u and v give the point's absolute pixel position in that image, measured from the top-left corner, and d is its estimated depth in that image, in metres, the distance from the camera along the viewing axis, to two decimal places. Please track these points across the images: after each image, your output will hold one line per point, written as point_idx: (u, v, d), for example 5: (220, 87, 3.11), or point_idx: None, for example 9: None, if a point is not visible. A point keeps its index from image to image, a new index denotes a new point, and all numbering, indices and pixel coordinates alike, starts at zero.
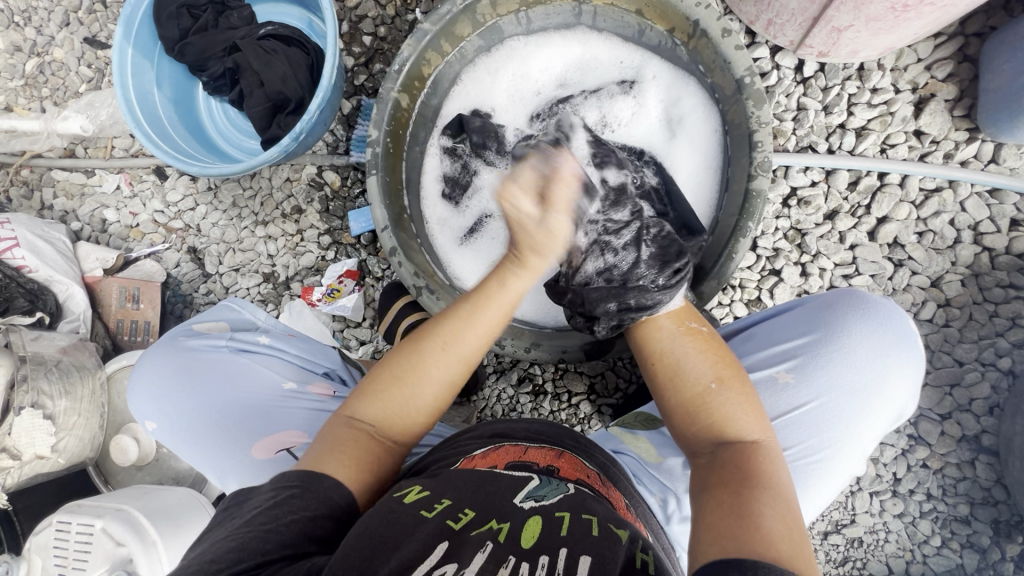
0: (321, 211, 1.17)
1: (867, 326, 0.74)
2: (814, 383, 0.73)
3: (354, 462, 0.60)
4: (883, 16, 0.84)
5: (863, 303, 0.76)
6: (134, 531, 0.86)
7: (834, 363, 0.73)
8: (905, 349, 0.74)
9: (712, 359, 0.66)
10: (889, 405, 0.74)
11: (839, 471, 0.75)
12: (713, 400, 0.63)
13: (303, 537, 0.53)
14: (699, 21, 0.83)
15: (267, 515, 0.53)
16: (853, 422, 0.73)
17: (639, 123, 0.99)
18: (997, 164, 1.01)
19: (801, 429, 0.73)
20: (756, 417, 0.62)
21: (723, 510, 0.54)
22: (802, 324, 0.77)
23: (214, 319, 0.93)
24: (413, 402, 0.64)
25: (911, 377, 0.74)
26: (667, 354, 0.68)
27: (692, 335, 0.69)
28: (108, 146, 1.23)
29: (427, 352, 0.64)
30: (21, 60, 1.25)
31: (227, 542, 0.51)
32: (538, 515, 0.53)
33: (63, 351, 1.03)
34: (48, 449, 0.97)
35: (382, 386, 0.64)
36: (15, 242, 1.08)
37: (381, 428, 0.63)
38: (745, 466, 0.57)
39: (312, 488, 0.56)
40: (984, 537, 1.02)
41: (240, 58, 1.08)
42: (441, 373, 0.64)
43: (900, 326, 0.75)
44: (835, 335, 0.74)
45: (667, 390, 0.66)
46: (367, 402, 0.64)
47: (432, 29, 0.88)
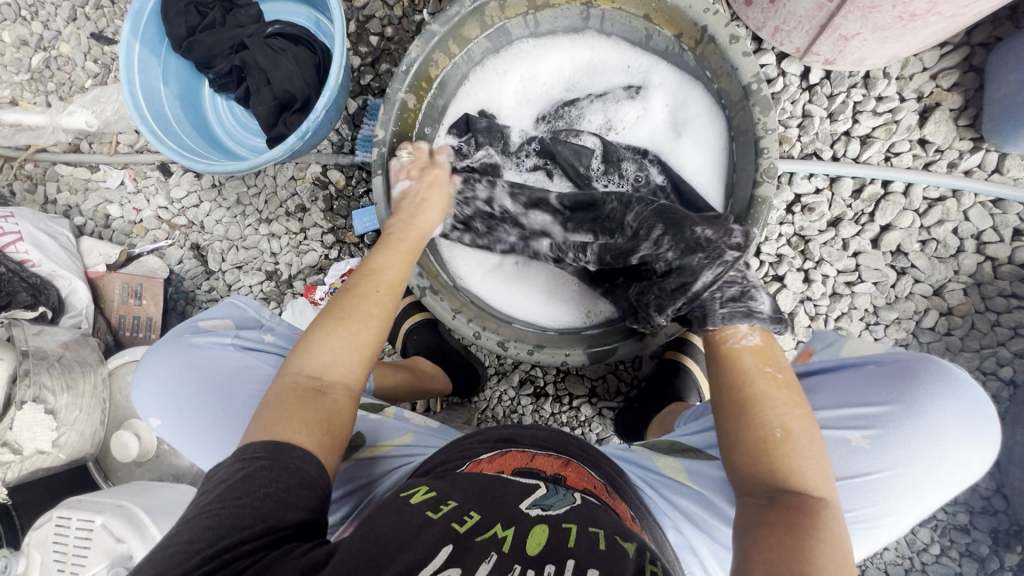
0: (325, 210, 1.17)
1: (955, 403, 0.70)
2: (891, 455, 0.70)
3: (306, 417, 0.59)
4: (891, 25, 0.84)
5: (951, 374, 0.72)
6: (134, 527, 0.86)
7: (916, 437, 0.70)
8: (988, 429, 0.71)
9: (795, 409, 0.64)
10: (954, 484, 0.71)
11: (888, 535, 0.73)
12: (780, 446, 0.62)
13: (278, 514, 0.52)
14: (708, 27, 0.83)
15: (238, 490, 0.53)
16: (920, 493, 0.70)
17: (643, 125, 0.99)
18: (1001, 174, 1.01)
19: (865, 496, 0.70)
20: (824, 475, 0.61)
21: (776, 555, 0.53)
22: (885, 388, 0.73)
23: (219, 316, 0.93)
24: (352, 348, 0.65)
25: (986, 456, 0.71)
26: (754, 393, 0.66)
27: (781, 380, 0.67)
28: (113, 141, 1.23)
29: (354, 293, 0.69)
30: (27, 54, 1.25)
31: (204, 519, 0.51)
32: (544, 524, 0.54)
33: (65, 345, 1.02)
34: (49, 444, 0.96)
35: (318, 335, 0.65)
36: (19, 236, 1.08)
37: (328, 376, 0.63)
38: (809, 514, 0.57)
39: (280, 459, 0.55)
40: (983, 546, 1.02)
41: (247, 56, 1.08)
42: (371, 304, 0.68)
43: (985, 407, 0.71)
44: (921, 405, 0.70)
45: (741, 427, 0.65)
46: (304, 354, 0.64)
47: (440, 30, 0.88)
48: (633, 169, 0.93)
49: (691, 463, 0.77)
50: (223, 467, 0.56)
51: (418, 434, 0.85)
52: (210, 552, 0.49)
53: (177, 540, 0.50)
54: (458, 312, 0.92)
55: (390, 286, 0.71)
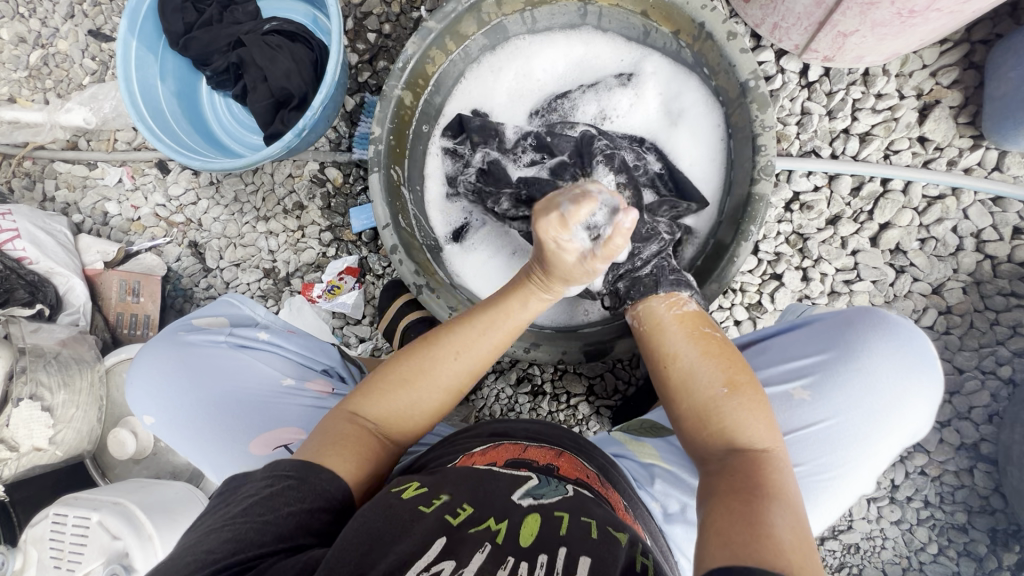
0: (322, 207, 1.17)
1: (889, 345, 0.73)
2: (832, 402, 0.72)
3: (359, 454, 0.61)
4: (889, 22, 0.83)
5: (885, 321, 0.74)
6: (131, 524, 0.86)
7: (853, 382, 0.72)
8: (924, 371, 0.73)
9: (722, 365, 0.65)
10: (901, 428, 0.73)
11: (848, 490, 0.74)
12: (722, 407, 0.62)
13: (299, 531, 0.52)
14: (705, 23, 0.83)
15: (263, 506, 0.53)
16: (865, 438, 0.72)
17: (637, 113, 0.98)
18: (1001, 172, 1.01)
19: (814, 446, 0.72)
20: (767, 425, 0.61)
21: (731, 516, 0.52)
22: (821, 340, 0.76)
23: (213, 314, 0.93)
24: (421, 408, 0.66)
25: (927, 399, 0.73)
26: (679, 359, 0.67)
27: (703, 339, 0.69)
28: (111, 138, 1.23)
29: (441, 354, 0.66)
30: (25, 51, 1.25)
31: (223, 533, 0.51)
32: (536, 513, 0.54)
33: (62, 343, 1.02)
34: (46, 441, 0.97)
35: (389, 386, 0.66)
36: (16, 234, 1.08)
37: (390, 431, 0.65)
38: (754, 472, 0.56)
39: (308, 481, 0.56)
40: (981, 545, 1.02)
41: (244, 54, 1.08)
42: (449, 371, 0.66)
43: (920, 348, 0.74)
44: (856, 353, 0.73)
45: (678, 397, 0.65)
46: (379, 401, 0.65)
47: (437, 27, 0.88)
48: (631, 157, 0.93)
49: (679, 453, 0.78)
50: (250, 478, 0.56)
51: None
52: (229, 566, 0.49)
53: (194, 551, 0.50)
54: (454, 308, 0.92)
55: (478, 362, 0.68)
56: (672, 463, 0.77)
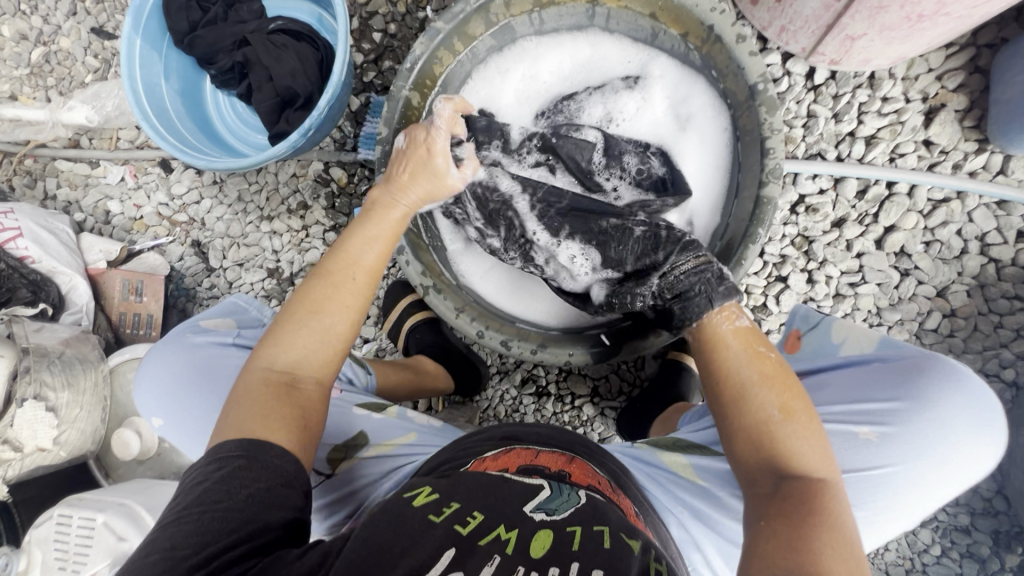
0: (327, 207, 1.16)
1: (961, 398, 0.71)
2: (902, 449, 0.70)
3: (274, 410, 0.60)
4: (898, 25, 0.83)
5: (957, 372, 0.73)
6: (136, 525, 0.86)
7: (923, 429, 0.70)
8: (993, 429, 0.72)
9: (779, 387, 0.64)
10: (960, 479, 0.72)
11: (892, 528, 0.72)
12: (777, 431, 0.61)
13: (263, 512, 0.53)
14: (714, 26, 0.83)
15: (222, 493, 0.53)
16: (925, 485, 0.70)
17: (642, 117, 0.98)
18: (1006, 176, 1.01)
19: (871, 490, 0.70)
20: (821, 454, 0.61)
21: (784, 547, 0.53)
22: (886, 384, 0.74)
23: (221, 315, 0.92)
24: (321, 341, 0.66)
25: (991, 454, 0.72)
26: (735, 378, 0.65)
27: (760, 358, 0.66)
28: (113, 137, 1.22)
29: (319, 286, 0.67)
30: (27, 49, 1.24)
31: (185, 526, 0.51)
32: (548, 527, 0.53)
33: (65, 343, 1.02)
34: (50, 441, 0.96)
35: (284, 329, 0.65)
36: (19, 232, 1.07)
37: (299, 374, 0.64)
38: (813, 507, 0.56)
39: (258, 457, 0.56)
40: (984, 547, 1.03)
41: (249, 53, 1.08)
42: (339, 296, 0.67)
43: (989, 404, 0.72)
44: (929, 402, 0.71)
45: (732, 416, 0.64)
46: (278, 347, 0.64)
47: (445, 27, 0.88)
48: (634, 163, 0.93)
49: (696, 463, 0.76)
50: (197, 468, 0.56)
51: (421, 433, 0.85)
52: (198, 557, 0.49)
53: (160, 548, 0.49)
54: (462, 310, 0.92)
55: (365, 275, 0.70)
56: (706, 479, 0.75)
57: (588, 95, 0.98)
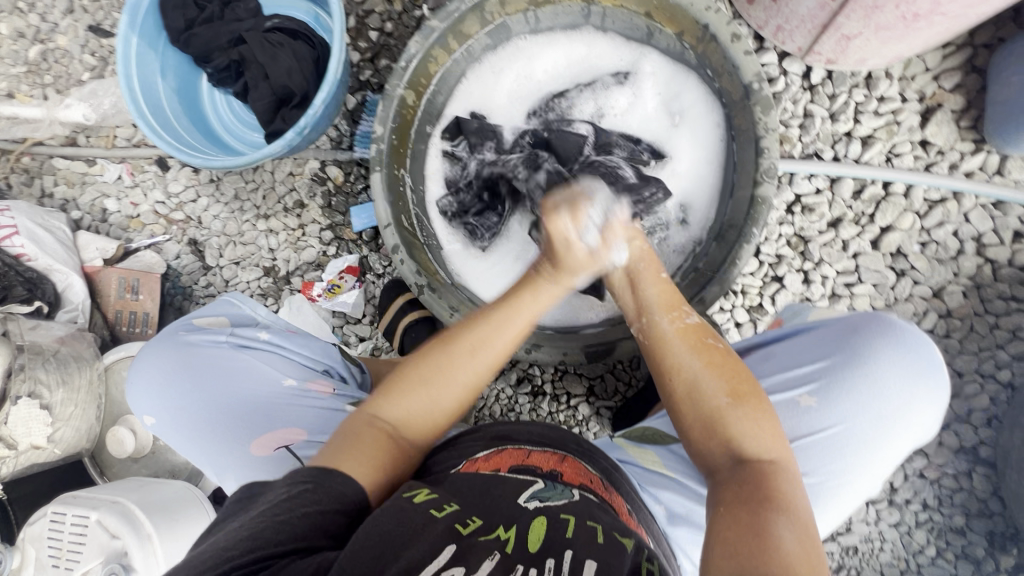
0: (323, 206, 1.16)
1: (894, 352, 0.73)
2: (839, 409, 0.72)
3: (364, 455, 0.60)
4: (893, 25, 0.83)
5: (893, 327, 0.74)
6: (129, 523, 0.86)
7: (859, 387, 0.72)
8: (934, 378, 0.73)
9: (727, 375, 0.65)
10: (907, 431, 0.73)
11: (854, 492, 0.74)
12: (727, 418, 0.62)
13: (315, 532, 0.51)
14: (709, 25, 0.82)
15: (279, 507, 0.52)
16: (873, 444, 0.72)
17: (634, 112, 0.99)
18: (1002, 176, 1.01)
19: (822, 454, 0.72)
20: (772, 435, 0.61)
21: (737, 527, 0.53)
22: (826, 346, 0.76)
23: (214, 314, 0.93)
24: (439, 401, 0.66)
25: (935, 404, 0.73)
26: (683, 370, 0.66)
27: (707, 350, 0.67)
28: (110, 135, 1.22)
29: (455, 356, 0.67)
30: (24, 46, 1.24)
31: (238, 533, 0.50)
32: (543, 517, 0.54)
33: (61, 340, 1.02)
34: (45, 439, 0.98)
35: (403, 389, 0.66)
36: (15, 230, 1.07)
37: (404, 431, 0.65)
38: (765, 486, 0.56)
39: (325, 483, 0.55)
40: (979, 548, 1.03)
41: (246, 50, 1.07)
42: (461, 374, 0.66)
43: (926, 352, 0.74)
44: (863, 359, 0.73)
45: (683, 407, 0.65)
46: (392, 401, 0.65)
47: (440, 26, 0.88)
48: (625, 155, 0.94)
49: (671, 454, 0.78)
50: (273, 487, 0.56)
51: None
52: (244, 565, 0.48)
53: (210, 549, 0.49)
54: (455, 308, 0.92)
55: (493, 361, 0.68)
56: (678, 473, 0.76)
57: (579, 91, 1.00)
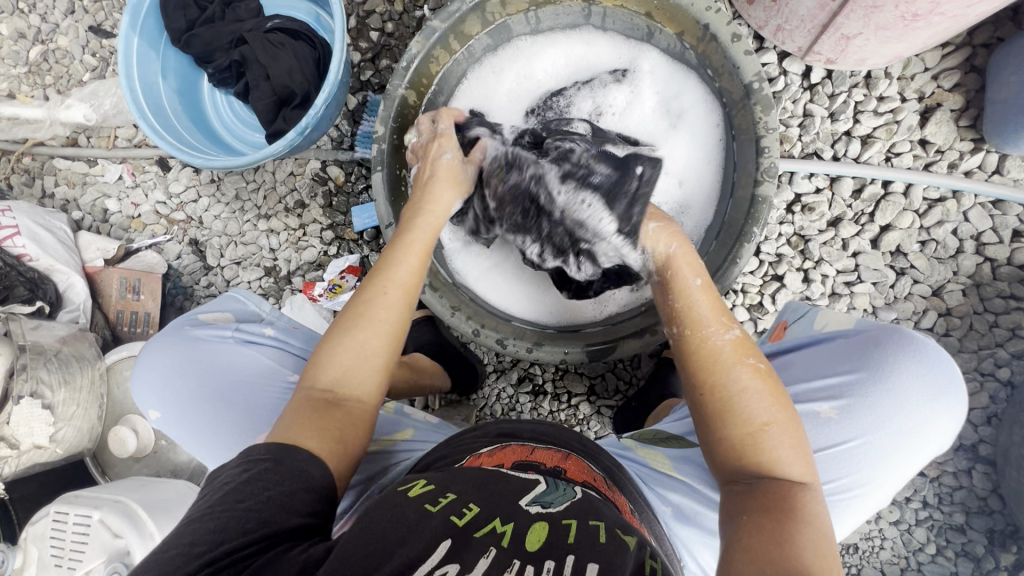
0: (324, 206, 1.17)
1: (917, 368, 0.72)
2: (860, 422, 0.72)
3: (317, 430, 0.60)
4: (893, 25, 0.83)
5: (916, 342, 0.74)
6: (131, 523, 0.86)
7: (880, 402, 0.72)
8: (955, 392, 0.72)
9: (771, 396, 0.63)
10: (928, 447, 0.73)
11: (870, 504, 0.74)
12: (765, 440, 0.61)
13: (285, 515, 0.53)
14: (709, 25, 0.83)
15: (242, 492, 0.53)
16: (893, 458, 0.72)
17: (633, 111, 0.98)
18: (1001, 175, 1.01)
19: (840, 467, 0.72)
20: (802, 456, 0.61)
21: (767, 550, 0.53)
22: (849, 359, 0.76)
23: (219, 310, 0.93)
24: (366, 356, 0.66)
25: (956, 418, 0.73)
26: (726, 386, 0.64)
27: (756, 368, 0.64)
28: (111, 135, 1.22)
29: (363, 305, 0.68)
30: (25, 47, 1.24)
31: (205, 521, 0.51)
32: (545, 520, 0.54)
33: (62, 340, 1.02)
34: (46, 438, 0.97)
35: (330, 345, 0.66)
36: (16, 230, 1.07)
37: (342, 390, 0.65)
38: (791, 503, 0.58)
39: (285, 462, 0.56)
40: (979, 546, 1.03)
41: (247, 51, 1.08)
42: (388, 313, 0.68)
43: (950, 369, 0.73)
44: (884, 374, 0.72)
45: (720, 423, 0.63)
46: (318, 367, 0.65)
47: (441, 26, 0.88)
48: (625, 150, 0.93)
49: (683, 458, 0.76)
50: (227, 469, 0.57)
51: (416, 431, 0.84)
52: (212, 556, 0.49)
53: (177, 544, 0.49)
54: (457, 309, 0.92)
55: (402, 293, 0.70)
56: (689, 476, 0.75)
57: (575, 90, 0.98)
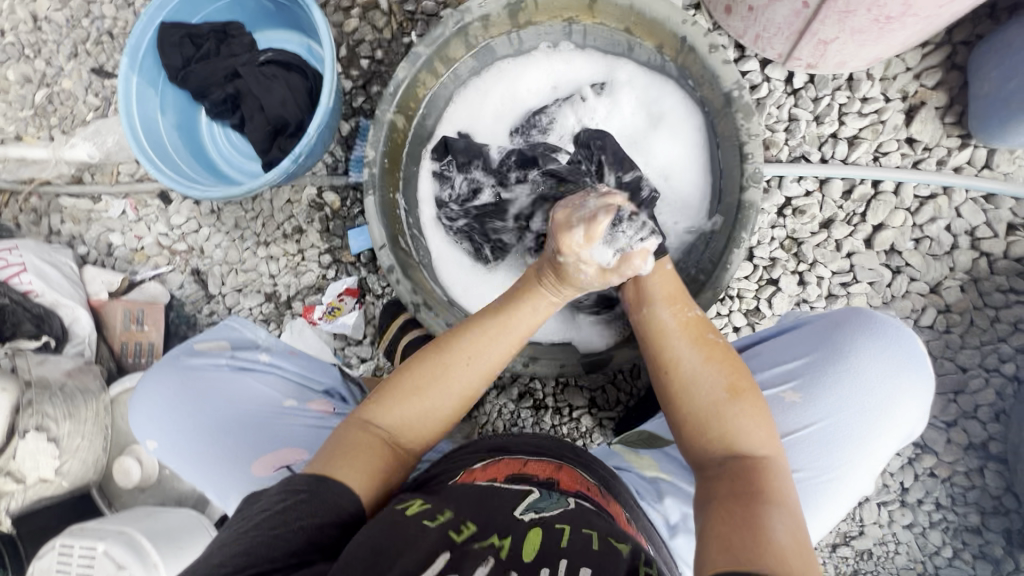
0: (321, 231, 1.19)
1: (875, 346, 0.73)
2: (823, 403, 0.73)
3: (362, 463, 0.62)
4: (868, 28, 0.85)
5: (870, 322, 0.75)
6: (135, 553, 0.87)
7: (843, 383, 0.73)
8: (915, 369, 0.73)
9: (727, 369, 0.65)
10: (897, 427, 0.73)
11: (850, 490, 0.73)
12: (725, 414, 0.63)
13: (309, 545, 0.53)
14: (687, 37, 0.85)
15: (276, 520, 0.54)
16: (862, 439, 0.72)
17: (615, 119, 0.98)
18: (990, 170, 1.02)
19: (811, 452, 0.72)
20: (767, 431, 0.62)
21: (731, 522, 0.54)
22: (809, 342, 0.77)
23: (215, 337, 0.94)
24: (434, 409, 0.68)
25: (920, 398, 0.73)
26: (681, 364, 0.67)
27: (706, 344, 0.68)
28: (114, 171, 1.26)
29: (449, 361, 0.69)
30: (31, 91, 1.28)
31: (235, 546, 0.53)
32: (537, 526, 0.54)
33: (68, 374, 1.04)
34: (52, 472, 0.97)
35: (400, 395, 0.67)
36: (23, 267, 1.10)
37: (400, 437, 0.66)
38: (755, 481, 0.58)
39: (319, 493, 0.57)
40: (997, 547, 1.01)
41: (241, 85, 1.12)
42: (461, 377, 0.68)
43: (907, 346, 0.74)
44: (841, 354, 0.74)
45: (680, 403, 0.65)
46: (388, 409, 0.67)
47: (426, 51, 0.90)
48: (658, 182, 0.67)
49: (667, 457, 0.79)
50: (267, 496, 0.58)
51: None
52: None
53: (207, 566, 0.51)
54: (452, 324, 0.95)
55: (487, 369, 0.70)
56: (676, 478, 0.76)
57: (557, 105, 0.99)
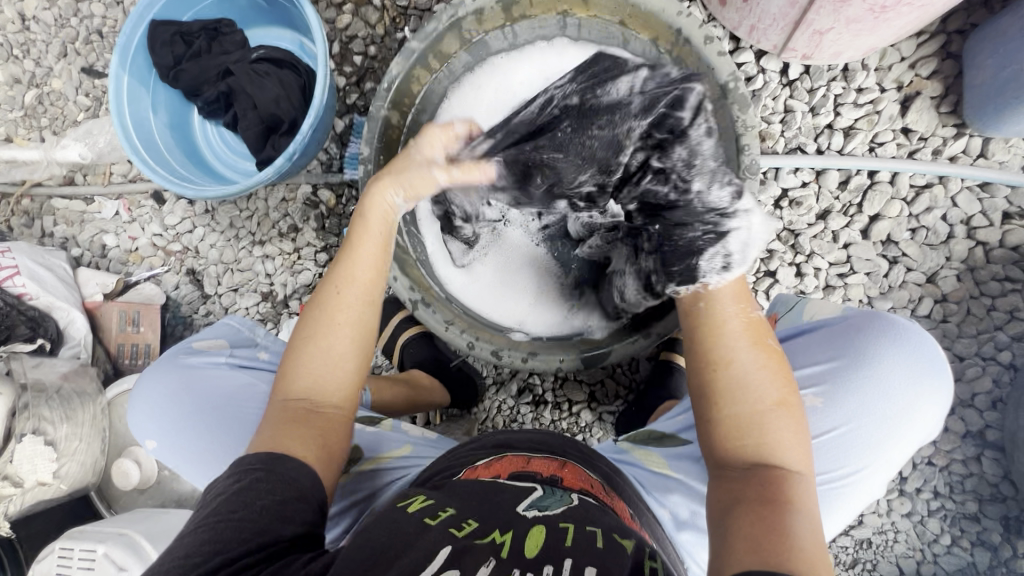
0: (317, 229, 1.18)
1: (897, 352, 0.73)
2: (843, 408, 0.73)
3: (300, 436, 0.62)
4: (863, 18, 0.84)
5: (893, 328, 0.75)
6: (134, 555, 0.87)
7: (862, 388, 0.73)
8: (936, 375, 0.73)
9: (777, 379, 0.65)
10: (914, 432, 0.73)
11: (861, 493, 0.74)
12: (768, 420, 0.62)
13: (276, 523, 0.54)
14: (682, 29, 0.85)
15: (236, 503, 0.55)
16: (878, 445, 0.72)
17: None
18: (986, 159, 1.02)
19: (829, 456, 0.73)
20: (802, 447, 0.62)
21: (755, 524, 0.55)
22: (830, 347, 0.77)
23: (214, 336, 0.93)
24: (341, 359, 0.67)
25: (939, 403, 0.73)
26: (735, 363, 0.66)
27: (764, 349, 0.66)
28: (106, 172, 1.25)
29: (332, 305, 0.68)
30: (20, 91, 1.27)
31: (200, 535, 0.53)
32: (541, 526, 0.53)
33: (64, 376, 1.03)
34: (51, 475, 0.97)
35: (299, 354, 0.67)
36: (15, 270, 1.09)
37: (319, 398, 0.65)
38: (782, 487, 0.59)
39: (277, 470, 0.58)
40: (994, 534, 1.01)
41: (233, 83, 1.11)
42: (347, 316, 0.68)
43: (929, 352, 0.74)
44: (865, 360, 0.74)
45: (721, 404, 0.64)
46: (294, 377, 0.66)
47: (419, 46, 0.90)
48: None
49: (676, 456, 0.78)
50: (220, 482, 0.59)
51: (418, 445, 0.85)
52: (206, 566, 0.50)
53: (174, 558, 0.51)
54: (451, 322, 0.94)
55: (366, 295, 0.70)
56: (680, 472, 0.76)
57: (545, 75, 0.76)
